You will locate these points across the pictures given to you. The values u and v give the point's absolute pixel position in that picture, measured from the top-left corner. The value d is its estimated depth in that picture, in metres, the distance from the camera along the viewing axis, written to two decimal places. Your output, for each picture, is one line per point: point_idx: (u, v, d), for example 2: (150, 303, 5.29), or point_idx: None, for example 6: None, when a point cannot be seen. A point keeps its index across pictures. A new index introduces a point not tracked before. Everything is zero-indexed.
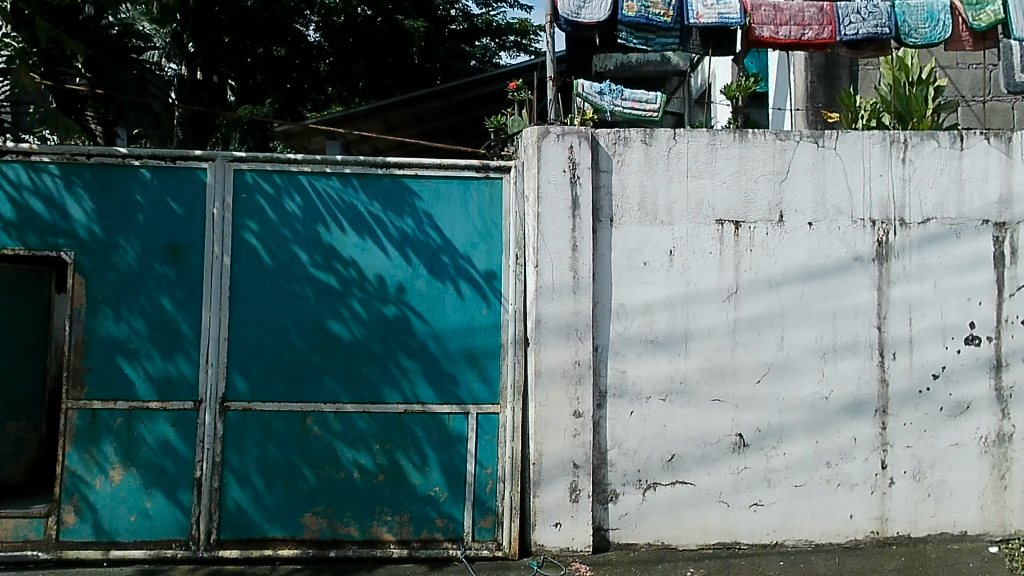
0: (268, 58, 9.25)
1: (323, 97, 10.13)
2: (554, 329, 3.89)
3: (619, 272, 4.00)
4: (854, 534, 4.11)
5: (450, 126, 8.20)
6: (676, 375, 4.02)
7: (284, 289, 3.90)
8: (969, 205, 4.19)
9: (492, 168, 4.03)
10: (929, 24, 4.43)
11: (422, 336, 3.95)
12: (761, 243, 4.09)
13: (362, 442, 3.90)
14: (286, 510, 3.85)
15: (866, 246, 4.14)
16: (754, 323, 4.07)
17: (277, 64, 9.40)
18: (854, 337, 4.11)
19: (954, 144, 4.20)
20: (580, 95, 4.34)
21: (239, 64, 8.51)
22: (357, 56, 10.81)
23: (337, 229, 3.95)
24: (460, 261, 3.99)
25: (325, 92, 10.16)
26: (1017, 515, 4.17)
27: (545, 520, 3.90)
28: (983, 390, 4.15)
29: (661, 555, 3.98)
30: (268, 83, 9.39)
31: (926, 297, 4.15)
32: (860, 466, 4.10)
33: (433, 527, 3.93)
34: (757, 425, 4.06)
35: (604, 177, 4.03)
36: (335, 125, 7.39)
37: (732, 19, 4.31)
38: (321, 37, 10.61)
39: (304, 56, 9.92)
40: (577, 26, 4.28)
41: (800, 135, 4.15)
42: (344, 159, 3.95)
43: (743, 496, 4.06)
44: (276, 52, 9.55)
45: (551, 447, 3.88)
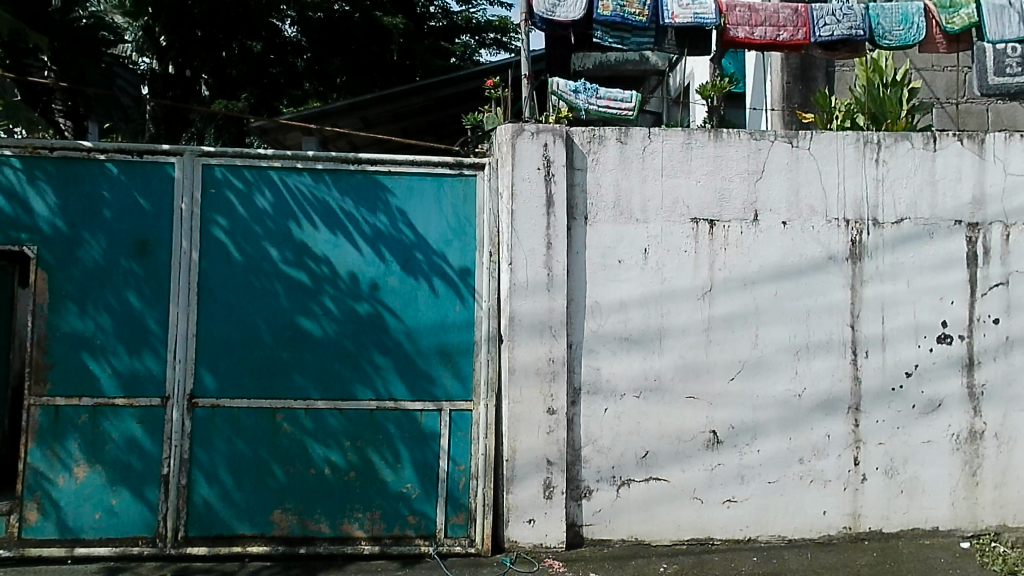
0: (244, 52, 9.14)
1: (300, 92, 10.36)
2: (528, 327, 3.90)
3: (594, 270, 4.02)
4: (827, 529, 4.15)
5: (429, 123, 8.20)
6: (650, 373, 4.04)
7: (254, 284, 3.89)
8: (942, 205, 4.24)
9: (466, 165, 4.03)
10: (903, 27, 4.55)
11: (395, 333, 3.95)
12: (735, 242, 4.12)
13: (333, 439, 3.90)
14: (254, 507, 3.85)
15: (840, 246, 4.18)
16: (728, 321, 4.10)
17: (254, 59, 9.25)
18: (827, 335, 4.15)
19: (927, 145, 4.25)
20: (554, 92, 4.33)
21: (212, 57, 8.79)
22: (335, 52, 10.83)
23: (309, 225, 3.94)
24: (434, 258, 3.99)
25: (302, 87, 10.33)
26: (989, 511, 4.23)
27: (519, 516, 3.91)
28: (956, 388, 4.20)
29: (635, 551, 4.01)
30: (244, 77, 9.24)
31: (899, 296, 4.20)
32: (833, 462, 4.14)
33: (405, 524, 3.93)
34: (731, 422, 4.09)
35: (579, 175, 4.04)
36: (312, 120, 7.32)
37: (707, 19, 4.34)
38: (297, 33, 10.36)
39: (280, 52, 9.75)
40: (552, 24, 4.30)
41: (775, 135, 4.18)
42: (316, 155, 3.95)
43: (717, 493, 4.09)
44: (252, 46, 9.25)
45: (524, 443, 3.89)
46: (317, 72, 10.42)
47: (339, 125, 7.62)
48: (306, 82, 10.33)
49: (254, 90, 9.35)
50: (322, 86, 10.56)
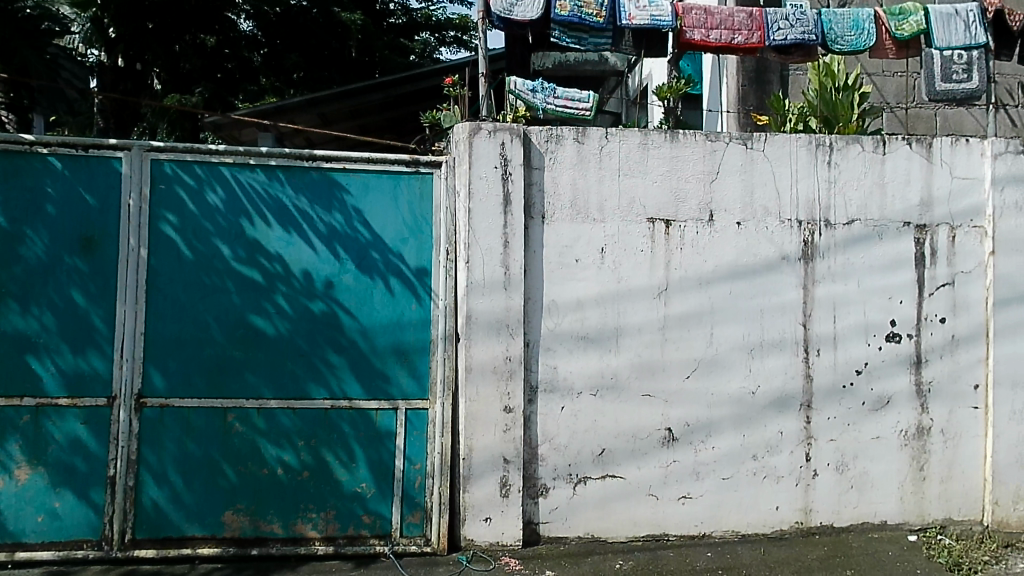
0: (197, 46, 8.90)
1: (255, 87, 10.08)
2: (485, 325, 3.90)
3: (552, 269, 4.03)
4: (780, 524, 4.23)
5: (388, 120, 8.15)
6: (606, 371, 4.07)
7: (204, 282, 3.83)
8: (891, 207, 4.35)
9: (423, 163, 4.02)
10: (854, 32, 4.65)
11: (350, 332, 3.92)
12: (691, 242, 4.18)
13: (286, 438, 3.86)
14: (205, 508, 3.79)
15: (793, 246, 4.26)
16: (684, 320, 4.14)
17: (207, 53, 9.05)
18: (781, 334, 4.23)
19: (877, 148, 4.35)
20: (512, 91, 4.33)
21: (165, 53, 8.33)
22: (291, 48, 10.67)
23: (262, 222, 3.89)
24: (390, 257, 3.97)
25: (257, 83, 10.05)
26: (935, 505, 4.35)
27: (475, 515, 3.91)
28: (904, 385, 4.32)
29: (591, 548, 4.04)
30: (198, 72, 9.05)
31: (850, 296, 4.29)
32: (785, 459, 4.22)
33: (360, 524, 3.91)
34: (686, 420, 4.15)
35: (537, 174, 4.05)
36: (268, 115, 7.22)
37: (664, 21, 4.39)
38: (254, 28, 10.17)
39: (235, 46, 9.48)
40: (510, 23, 4.30)
41: (730, 136, 4.24)
42: (269, 151, 3.90)
43: (672, 490, 4.14)
44: (206, 40, 9.05)
45: (481, 442, 3.90)
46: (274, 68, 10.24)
47: (297, 121, 7.52)
48: (261, 77, 10.10)
49: (208, 84, 9.24)
50: (279, 81, 10.39)
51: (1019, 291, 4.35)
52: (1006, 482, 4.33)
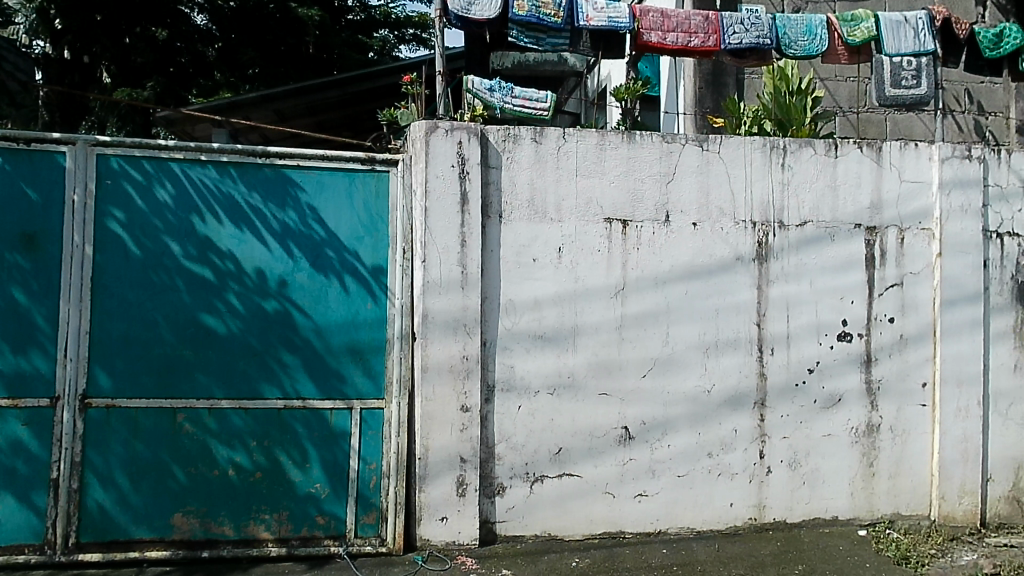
0: (148, 38, 9.11)
1: (210, 83, 9.99)
2: (441, 324, 3.89)
3: (509, 268, 4.04)
4: (733, 521, 4.30)
5: (346, 118, 8.08)
6: (563, 370, 4.09)
7: (153, 280, 3.76)
8: (843, 209, 4.44)
9: (379, 161, 4.00)
10: (808, 37, 4.77)
11: (304, 331, 3.88)
12: (648, 242, 4.22)
13: (238, 439, 3.80)
14: (153, 510, 3.72)
15: (747, 247, 4.33)
16: (640, 319, 4.18)
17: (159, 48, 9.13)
18: (735, 333, 4.30)
19: (829, 151, 4.45)
20: (469, 91, 4.32)
21: (113, 45, 8.90)
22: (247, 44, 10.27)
23: (213, 219, 3.83)
24: (345, 255, 3.94)
25: (212, 78, 9.99)
26: (884, 500, 4.46)
27: (431, 515, 3.90)
28: (855, 384, 4.42)
29: (548, 546, 4.05)
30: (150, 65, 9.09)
31: (803, 296, 4.38)
32: (739, 456, 4.29)
33: (314, 525, 3.87)
34: (642, 418, 4.19)
35: (494, 173, 4.05)
36: (223, 111, 7.11)
37: (621, 23, 4.45)
38: (208, 21, 10.02)
39: (188, 39, 9.57)
40: (468, 22, 4.27)
41: (686, 138, 4.30)
42: (220, 147, 3.84)
43: (628, 487, 4.18)
44: (156, 33, 9.13)
45: (437, 441, 3.89)
46: (229, 62, 10.09)
47: (252, 117, 7.41)
48: (217, 71, 10.05)
49: (160, 78, 9.13)
50: (234, 76, 10.23)
51: (965, 292, 4.48)
52: (951, 477, 4.46)
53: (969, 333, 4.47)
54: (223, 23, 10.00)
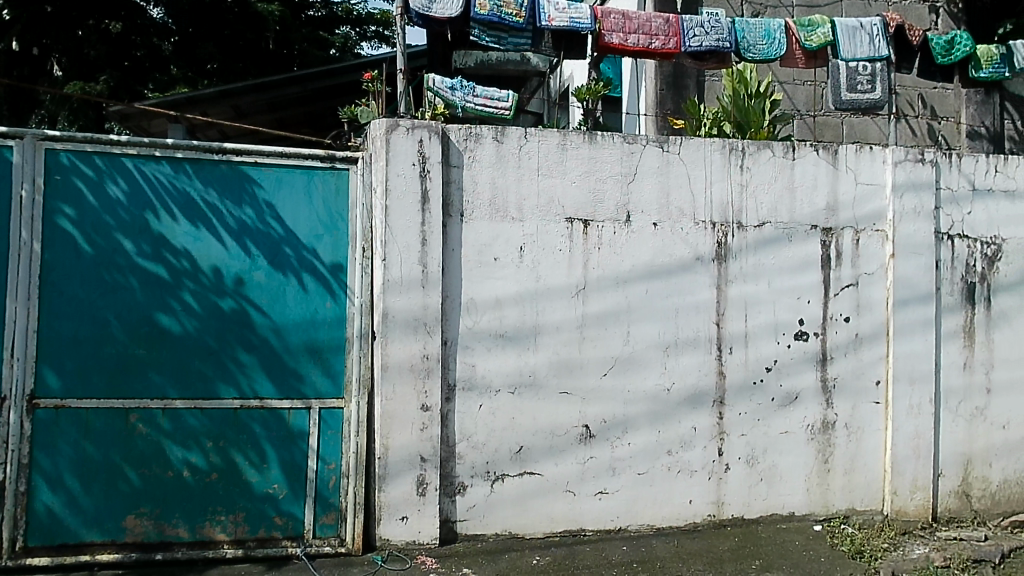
0: (100, 31, 9.22)
1: (167, 78, 9.77)
2: (402, 323, 3.88)
3: (470, 267, 4.04)
4: (693, 517, 4.35)
5: (307, 114, 8.01)
6: (524, 369, 4.11)
7: (105, 278, 3.69)
8: (800, 210, 4.53)
9: (338, 159, 3.97)
10: (766, 41, 4.86)
11: (261, 330, 3.84)
12: (609, 242, 4.25)
13: (193, 439, 3.75)
14: (104, 513, 3.65)
15: (707, 247, 4.39)
16: (601, 318, 4.22)
17: (112, 40, 9.25)
18: (695, 332, 4.36)
19: (787, 153, 4.53)
20: (430, 89, 4.33)
21: (66, 37, 8.95)
22: (205, 39, 9.98)
23: (168, 217, 3.77)
24: (303, 254, 3.90)
25: (169, 72, 9.79)
26: (839, 496, 4.56)
27: (391, 514, 3.88)
28: (811, 382, 4.50)
29: (509, 544, 4.06)
30: (102, 58, 9.15)
31: (761, 296, 4.45)
32: (698, 453, 4.35)
33: (271, 526, 3.83)
34: (603, 417, 4.22)
35: (455, 172, 4.05)
36: (180, 106, 6.98)
37: (583, 24, 4.46)
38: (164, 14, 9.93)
39: (143, 33, 9.52)
40: (429, 21, 4.26)
41: (646, 139, 4.34)
42: (175, 143, 3.77)
43: (589, 485, 4.21)
44: (110, 27, 9.33)
45: (397, 441, 3.87)
46: (186, 57, 9.84)
47: (210, 113, 7.31)
48: (172, 66, 9.83)
49: (113, 72, 9.06)
50: (191, 71, 9.99)
51: (917, 292, 4.60)
52: (903, 473, 4.57)
53: (921, 333, 4.59)
54: (180, 17, 9.89)
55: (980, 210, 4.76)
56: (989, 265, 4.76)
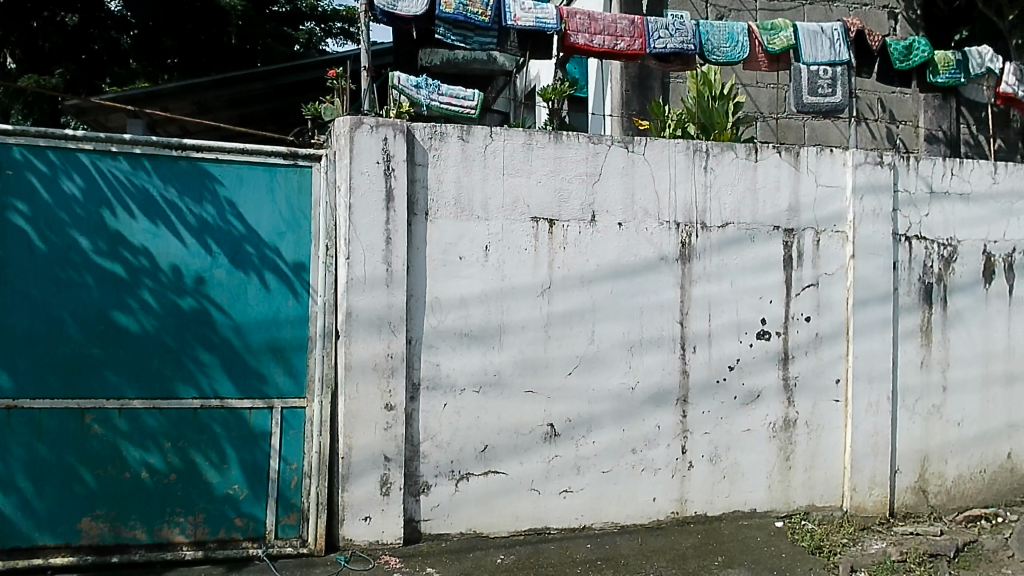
0: (57, 24, 9.24)
1: (126, 72, 9.63)
2: (365, 322, 3.86)
3: (435, 266, 4.03)
4: (656, 515, 4.40)
5: (269, 110, 7.99)
6: (489, 368, 4.11)
7: (59, 276, 3.61)
8: (762, 211, 4.59)
9: (301, 156, 3.93)
10: (730, 44, 4.91)
11: (222, 329, 3.79)
12: (574, 241, 4.27)
13: (151, 440, 3.69)
14: (58, 515, 3.58)
15: (671, 247, 4.43)
16: (566, 318, 4.24)
17: (69, 33, 9.28)
18: (659, 331, 4.40)
19: (750, 155, 4.58)
20: (394, 87, 4.36)
21: (20, 28, 8.96)
22: (165, 31, 9.99)
23: (125, 214, 3.70)
24: (265, 252, 3.86)
25: (127, 67, 9.78)
26: (799, 492, 4.64)
27: (354, 515, 3.86)
28: (772, 380, 4.57)
29: (473, 543, 4.06)
30: (58, 51, 9.17)
31: (724, 295, 4.51)
32: (662, 451, 4.40)
33: (231, 527, 3.79)
34: (568, 416, 4.24)
35: (420, 171, 4.03)
36: (140, 101, 6.85)
37: (548, 24, 4.47)
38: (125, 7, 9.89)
39: (101, 26, 9.60)
40: (394, 18, 4.23)
41: (612, 139, 4.37)
42: (133, 139, 3.71)
43: (553, 484, 4.23)
44: (66, 19, 9.37)
45: (361, 440, 3.85)
46: (144, 50, 9.84)
47: (170, 108, 7.20)
48: (132, 60, 9.85)
49: (69, 65, 9.17)
50: (152, 66, 9.94)
51: (876, 292, 4.69)
52: (862, 469, 4.66)
53: (880, 332, 4.68)
54: (139, 9, 9.78)
55: (937, 212, 4.88)
56: (944, 266, 4.88)
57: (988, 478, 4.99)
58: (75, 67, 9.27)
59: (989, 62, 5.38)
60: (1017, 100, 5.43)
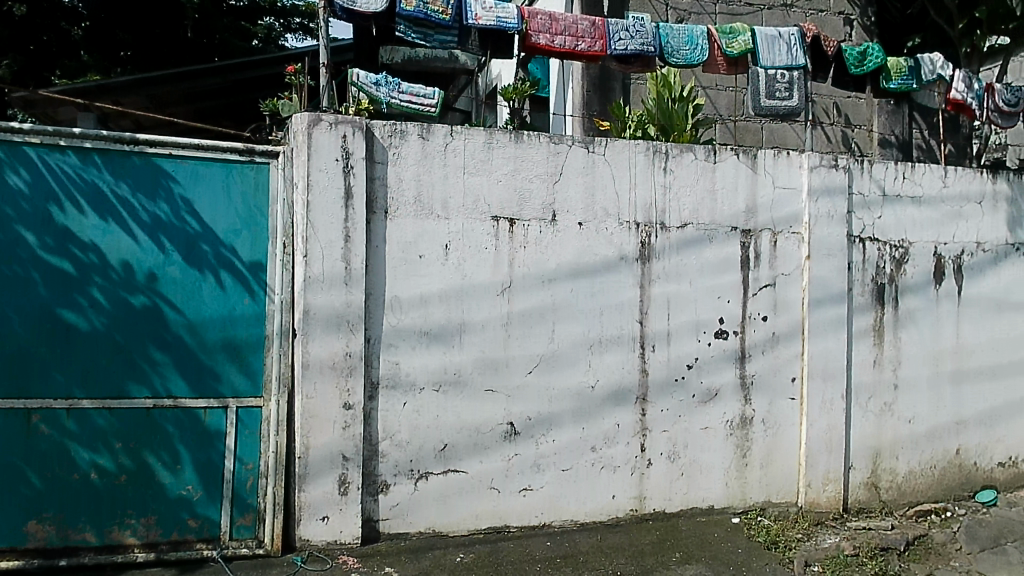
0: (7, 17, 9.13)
1: (76, 64, 9.67)
2: (324, 321, 3.83)
3: (394, 264, 4.01)
4: (615, 512, 4.44)
5: (225, 105, 7.90)
6: (449, 367, 4.11)
7: (4, 273, 3.52)
8: (720, 212, 4.66)
9: (258, 153, 3.89)
10: (689, 47, 4.98)
11: (175, 327, 3.72)
12: (534, 240, 4.29)
13: (101, 440, 3.61)
14: (3, 518, 3.49)
15: (631, 247, 4.47)
16: (526, 317, 4.25)
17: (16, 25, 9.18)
18: (619, 330, 4.44)
19: (709, 157, 4.65)
20: (354, 83, 4.27)
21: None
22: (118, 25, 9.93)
23: (74, 209, 3.62)
24: (221, 249, 3.81)
25: (79, 59, 9.73)
26: (756, 488, 4.72)
27: (312, 514, 3.83)
28: (729, 379, 4.65)
29: (432, 542, 4.06)
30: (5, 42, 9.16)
31: (683, 295, 4.57)
32: (621, 449, 4.44)
33: (185, 529, 3.73)
34: (527, 414, 4.26)
35: (379, 169, 4.01)
36: (91, 95, 6.70)
37: (509, 23, 4.49)
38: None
39: (50, 17, 9.52)
40: (353, 15, 4.19)
41: (572, 139, 4.40)
42: (83, 132, 3.63)
43: (513, 483, 4.24)
44: (14, 10, 9.18)
45: (318, 439, 3.82)
46: (96, 42, 9.77)
47: (123, 101, 7.04)
48: (82, 50, 9.77)
49: (18, 58, 9.22)
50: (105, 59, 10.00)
51: (830, 292, 4.79)
52: (816, 466, 4.76)
53: (834, 331, 4.79)
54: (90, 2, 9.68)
55: (890, 214, 5.00)
56: (897, 267, 5.01)
57: (938, 473, 5.13)
58: (23, 59, 9.33)
59: (941, 69, 5.51)
60: (966, 107, 5.60)
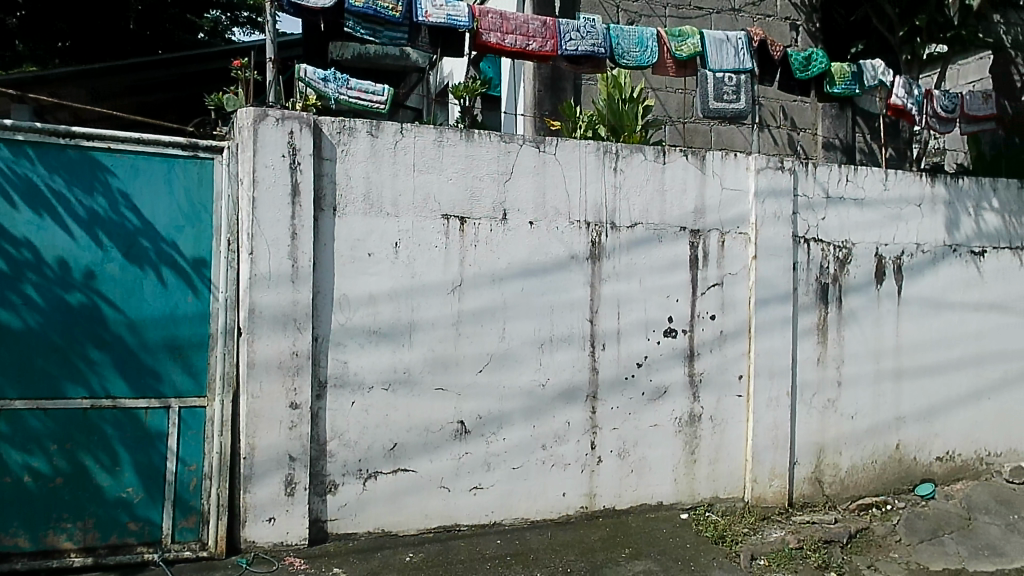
0: None
1: (11, 54, 9.90)
2: (270, 320, 3.78)
3: (343, 263, 3.98)
4: (566, 509, 4.47)
5: (170, 98, 7.73)
6: (399, 366, 4.09)
7: None
8: (669, 212, 4.73)
9: (202, 148, 3.81)
10: (639, 49, 5.03)
11: (114, 326, 3.63)
12: (485, 239, 4.29)
13: (35, 443, 3.51)
14: None
15: (581, 246, 4.51)
16: (477, 315, 4.25)
17: None
18: (569, 329, 4.47)
19: (658, 157, 4.72)
20: (302, 79, 4.23)
21: None
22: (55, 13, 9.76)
23: (6, 204, 3.50)
24: (162, 246, 3.73)
25: (13, 49, 9.89)
26: (704, 484, 4.81)
27: (257, 516, 3.77)
28: (678, 376, 4.72)
29: (381, 542, 4.03)
30: None
31: (632, 294, 4.62)
32: (572, 447, 4.47)
33: (125, 532, 3.64)
34: (478, 413, 4.26)
35: (328, 165, 3.97)
36: (28, 86, 6.49)
37: (460, 21, 4.48)
38: None
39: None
40: (301, 10, 4.17)
41: (523, 139, 4.41)
42: (15, 124, 3.51)
43: (463, 481, 4.24)
44: None
45: (264, 440, 3.77)
46: (31, 32, 9.74)
47: (62, 93, 6.83)
48: (17, 41, 9.81)
49: None
50: (40, 48, 9.93)
51: (776, 292, 4.90)
52: (762, 461, 4.87)
53: (779, 330, 4.89)
54: None
55: (833, 216, 5.14)
56: (840, 267, 5.15)
57: (879, 468, 5.28)
58: None
59: (882, 75, 5.68)
60: (906, 113, 5.79)
